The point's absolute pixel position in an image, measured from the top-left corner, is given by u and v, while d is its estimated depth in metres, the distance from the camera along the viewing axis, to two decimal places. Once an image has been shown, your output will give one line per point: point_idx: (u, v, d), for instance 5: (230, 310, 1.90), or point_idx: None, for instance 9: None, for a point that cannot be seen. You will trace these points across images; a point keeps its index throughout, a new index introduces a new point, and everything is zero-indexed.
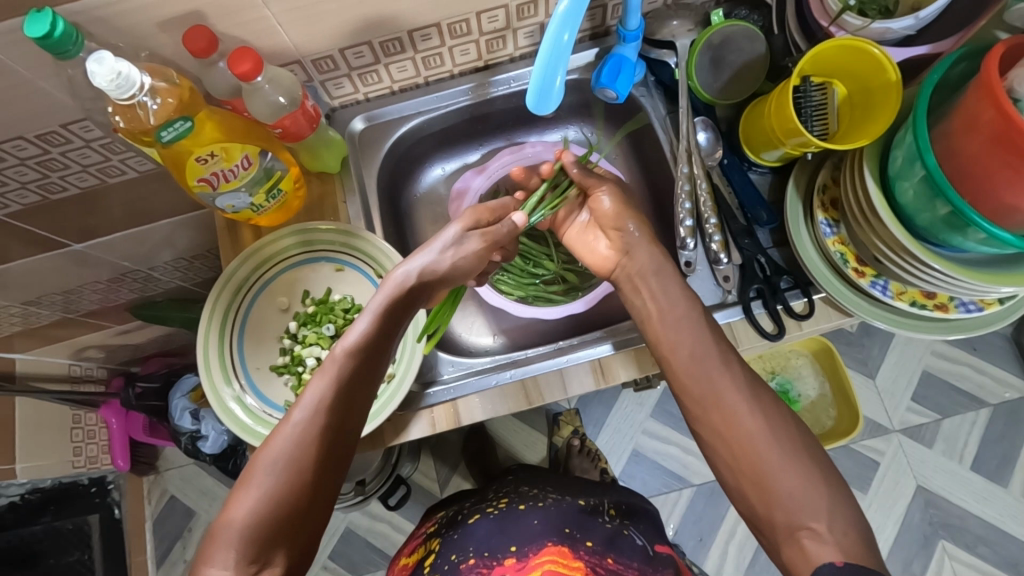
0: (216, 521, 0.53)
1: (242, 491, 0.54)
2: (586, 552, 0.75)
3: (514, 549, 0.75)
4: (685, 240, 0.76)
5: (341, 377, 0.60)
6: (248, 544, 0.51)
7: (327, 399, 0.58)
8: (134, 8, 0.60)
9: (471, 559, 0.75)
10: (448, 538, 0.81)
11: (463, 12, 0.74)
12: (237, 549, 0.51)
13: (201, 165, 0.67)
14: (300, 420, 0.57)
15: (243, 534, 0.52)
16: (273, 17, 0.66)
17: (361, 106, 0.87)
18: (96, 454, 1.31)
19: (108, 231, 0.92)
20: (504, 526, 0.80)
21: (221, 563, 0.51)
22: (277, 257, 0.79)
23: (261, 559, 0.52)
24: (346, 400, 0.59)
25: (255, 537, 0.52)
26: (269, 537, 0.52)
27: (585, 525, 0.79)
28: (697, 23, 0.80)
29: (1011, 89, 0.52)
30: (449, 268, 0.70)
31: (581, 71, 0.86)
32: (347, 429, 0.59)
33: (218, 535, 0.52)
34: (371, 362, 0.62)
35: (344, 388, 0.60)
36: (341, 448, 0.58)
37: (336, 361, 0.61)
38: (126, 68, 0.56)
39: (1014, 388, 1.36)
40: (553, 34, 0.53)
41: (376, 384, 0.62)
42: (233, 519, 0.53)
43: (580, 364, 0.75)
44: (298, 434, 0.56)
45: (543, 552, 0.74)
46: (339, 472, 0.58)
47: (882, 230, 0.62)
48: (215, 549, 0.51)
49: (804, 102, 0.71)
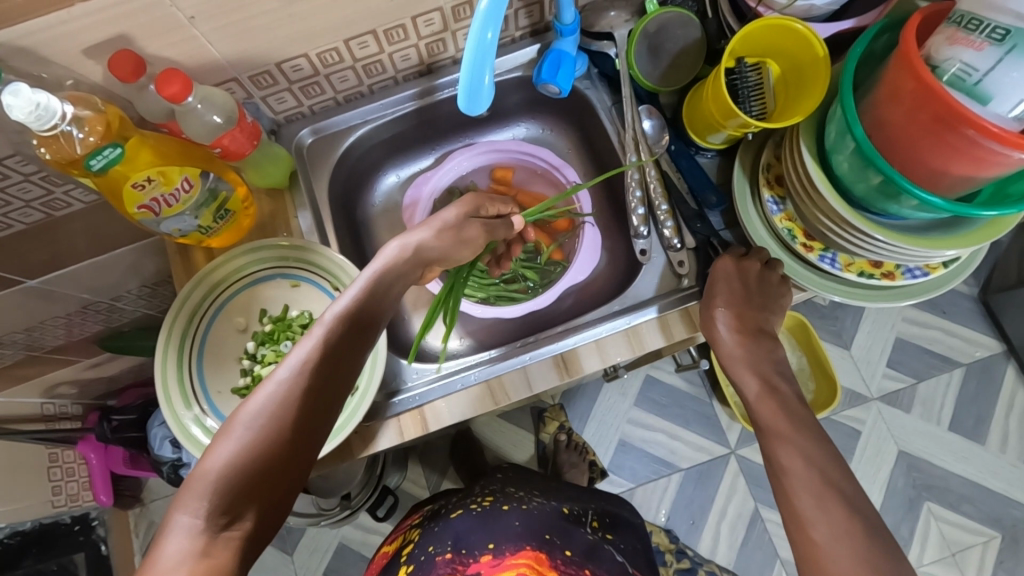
0: (189, 472, 0.49)
1: (220, 442, 0.51)
2: (563, 561, 0.75)
3: (492, 546, 0.75)
4: (639, 227, 0.78)
5: (330, 337, 0.58)
6: (220, 495, 0.48)
7: (313, 359, 0.56)
8: (55, 37, 0.58)
9: (448, 553, 0.75)
10: (429, 529, 0.81)
11: (399, 17, 0.74)
12: (209, 500, 0.47)
13: (138, 191, 0.66)
14: (289, 375, 0.55)
15: (218, 483, 0.48)
16: (201, 36, 0.65)
17: (307, 119, 0.86)
18: (75, 491, 1.30)
19: (60, 265, 0.90)
20: (486, 522, 0.79)
21: (192, 512, 0.47)
22: (232, 277, 0.77)
23: (231, 513, 0.48)
24: (336, 363, 0.57)
25: (228, 489, 0.48)
26: (243, 490, 0.49)
27: (565, 532, 0.80)
28: (634, 13, 0.80)
29: (929, 57, 0.53)
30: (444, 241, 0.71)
31: (523, 68, 0.86)
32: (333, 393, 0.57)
33: (191, 486, 0.48)
34: (360, 329, 0.61)
35: (333, 348, 0.58)
36: (325, 408, 0.55)
37: (326, 323, 0.59)
38: (45, 98, 0.55)
39: (983, 346, 1.40)
40: (477, 33, 0.51)
41: (365, 352, 0.60)
42: (208, 469, 0.49)
43: (544, 360, 0.75)
44: (283, 388, 0.53)
45: (520, 554, 0.74)
46: (321, 433, 0.55)
47: (822, 203, 0.63)
48: (185, 498, 0.47)
49: (741, 84, 0.71)
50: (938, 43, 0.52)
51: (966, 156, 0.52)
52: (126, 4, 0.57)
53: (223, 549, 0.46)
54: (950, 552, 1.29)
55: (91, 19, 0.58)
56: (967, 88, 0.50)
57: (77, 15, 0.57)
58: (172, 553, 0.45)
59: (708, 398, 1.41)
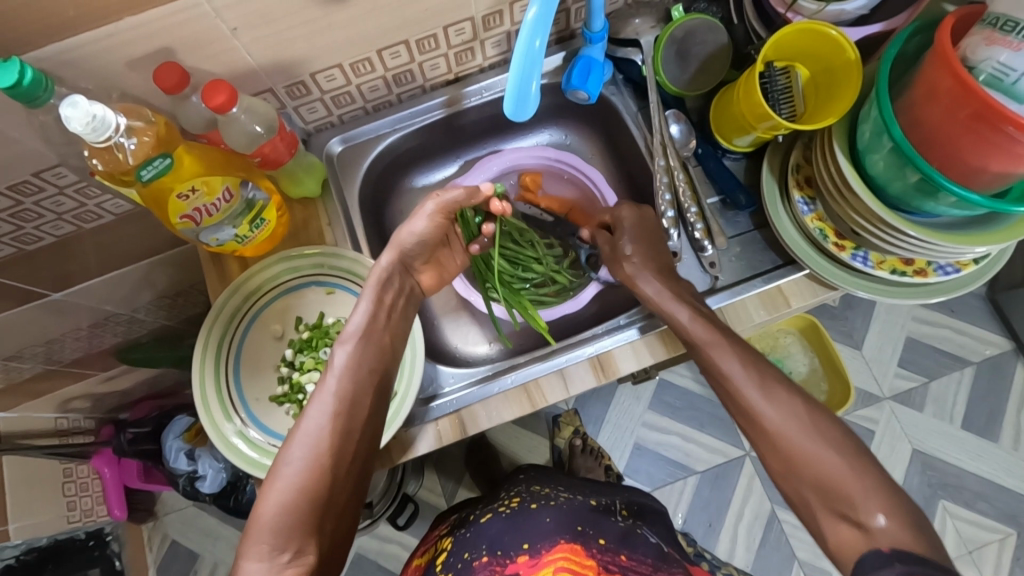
0: (246, 520, 0.55)
1: (268, 486, 0.57)
2: (598, 550, 0.74)
3: (527, 546, 0.75)
4: (669, 230, 0.79)
5: (345, 365, 0.65)
6: (277, 537, 0.54)
7: (339, 387, 0.64)
8: (104, 49, 0.59)
9: (485, 556, 0.75)
10: (460, 536, 0.82)
11: (429, 28, 0.75)
12: (268, 542, 0.54)
13: (183, 201, 0.66)
14: (319, 407, 0.62)
15: (273, 527, 0.54)
16: (241, 47, 0.66)
17: (336, 128, 0.87)
18: (90, 506, 1.29)
19: (86, 274, 0.90)
20: (516, 524, 0.79)
21: (256, 557, 0.53)
22: (269, 285, 0.78)
23: (292, 550, 0.54)
24: (352, 393, 0.64)
25: (282, 528, 0.54)
26: (297, 527, 0.55)
27: (597, 521, 0.80)
28: (659, 19, 0.82)
29: (965, 58, 0.54)
30: (415, 237, 0.74)
31: (549, 75, 0.88)
32: (358, 422, 0.63)
33: (250, 531, 0.55)
34: (371, 347, 0.67)
35: (347, 385, 0.64)
36: (353, 437, 0.62)
37: (338, 356, 0.66)
38: (101, 109, 0.55)
39: (995, 344, 1.41)
40: (525, 41, 0.53)
41: (379, 370, 0.67)
42: (263, 513, 0.55)
43: (580, 362, 0.76)
44: (315, 423, 0.60)
45: (555, 549, 0.74)
46: (351, 460, 0.61)
47: (857, 203, 0.65)
48: (249, 547, 0.54)
49: (770, 87, 0.73)
50: (974, 43, 0.53)
51: (1005, 154, 0.53)
52: (173, 17, 0.59)
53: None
54: (967, 550, 1.29)
55: (139, 32, 0.59)
56: (1005, 88, 0.52)
57: (126, 28, 0.58)
58: None
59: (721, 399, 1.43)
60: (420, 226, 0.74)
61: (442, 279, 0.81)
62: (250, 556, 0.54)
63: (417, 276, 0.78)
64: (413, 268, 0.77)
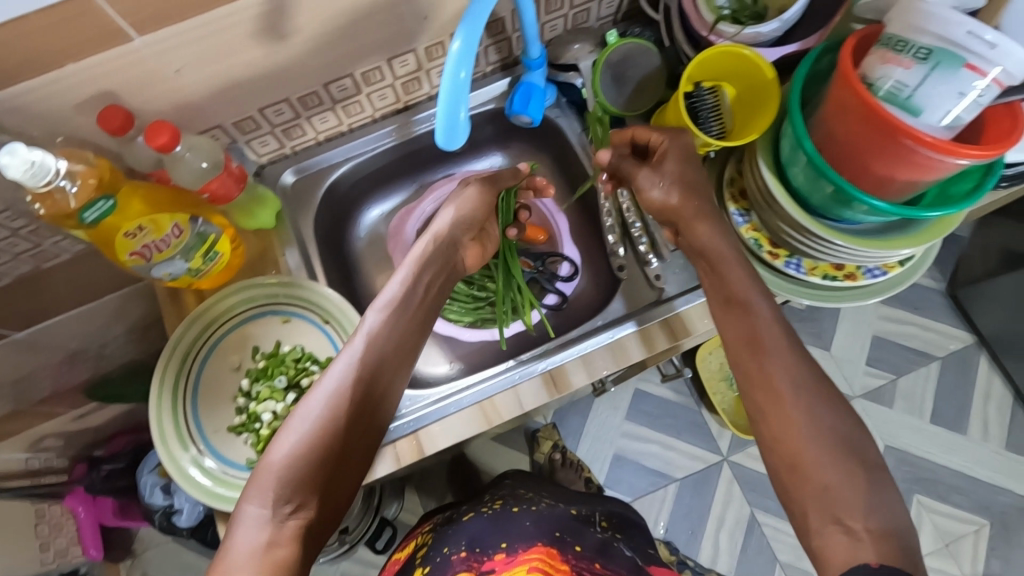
0: (255, 466, 0.57)
1: (280, 436, 0.58)
2: (574, 556, 0.76)
3: (505, 545, 0.76)
4: (615, 246, 0.83)
5: (375, 329, 0.66)
6: (283, 486, 0.55)
7: (366, 351, 0.64)
8: (46, 97, 0.61)
9: (463, 552, 0.76)
10: (442, 533, 0.82)
11: (375, 60, 0.78)
12: (274, 489, 0.55)
13: (130, 239, 0.67)
14: (343, 368, 0.63)
15: (280, 477, 0.56)
16: (187, 88, 0.68)
17: (290, 159, 0.89)
18: (65, 546, 1.25)
19: (48, 312, 0.91)
20: (498, 524, 0.80)
21: (259, 503, 0.55)
22: (224, 316, 0.79)
23: (293, 503, 0.55)
24: (378, 359, 0.65)
25: (288, 480, 0.56)
26: (302, 481, 0.56)
27: (576, 531, 0.81)
28: (596, 44, 0.86)
29: (865, 76, 0.57)
30: (458, 216, 0.78)
31: (496, 100, 0.91)
32: (379, 388, 0.64)
33: (256, 478, 0.56)
34: (403, 317, 0.69)
35: (374, 349, 0.65)
36: (371, 401, 0.63)
37: (369, 320, 0.67)
38: (40, 156, 0.57)
39: (958, 339, 1.45)
40: (451, 73, 0.55)
41: (409, 340, 0.68)
42: (273, 461, 0.57)
43: (533, 379, 0.78)
44: (336, 382, 0.61)
45: (532, 549, 0.75)
46: (364, 423, 0.62)
47: (783, 213, 0.68)
48: (254, 491, 0.55)
49: (700, 106, 0.75)
50: (873, 61, 0.56)
51: (909, 164, 0.57)
52: (113, 61, 0.61)
53: (288, 531, 0.54)
54: (944, 543, 1.32)
55: (81, 78, 0.61)
56: (901, 102, 0.55)
57: (67, 75, 0.60)
58: (243, 539, 0.53)
59: (697, 406, 1.45)
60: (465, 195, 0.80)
61: (482, 257, 0.83)
62: (253, 500, 0.55)
63: (464, 252, 0.80)
64: (458, 246, 0.78)
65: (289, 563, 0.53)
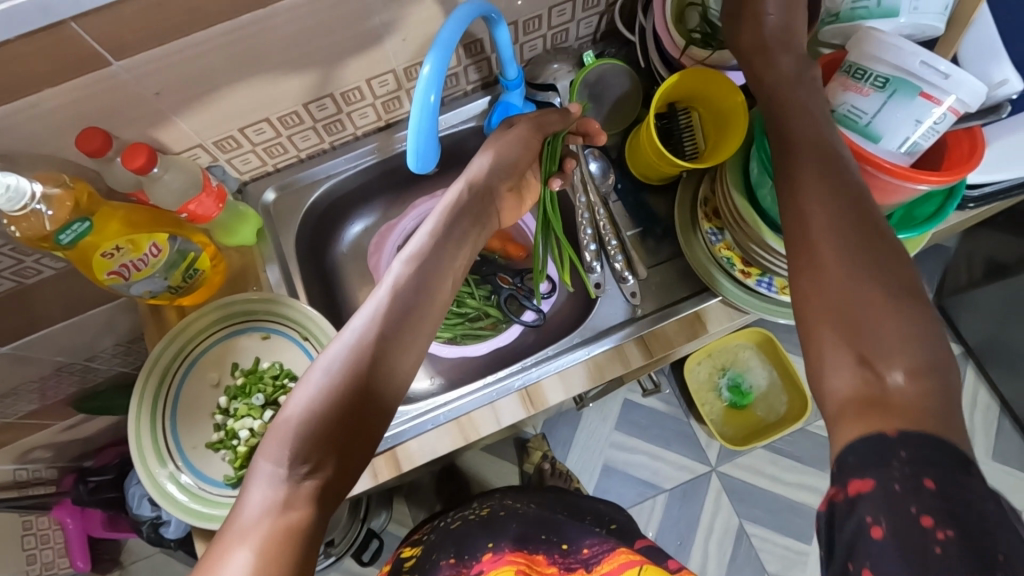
0: (272, 423, 0.53)
1: (298, 392, 0.55)
2: (561, 556, 0.78)
3: (492, 546, 0.77)
4: (592, 263, 0.83)
5: (398, 283, 0.63)
6: (300, 442, 0.51)
7: (389, 304, 0.61)
8: (24, 121, 0.62)
9: (452, 558, 0.76)
10: (429, 541, 0.82)
11: (355, 80, 0.79)
12: (291, 445, 0.51)
13: (108, 259, 0.69)
14: (365, 322, 0.59)
15: (297, 432, 0.51)
16: (166, 109, 0.69)
17: (273, 176, 0.90)
18: (51, 558, 1.26)
19: (33, 329, 0.91)
20: (485, 527, 0.81)
21: (275, 461, 0.50)
22: (203, 333, 0.79)
23: (310, 463, 0.51)
24: (401, 311, 0.61)
25: (304, 436, 0.51)
26: (319, 438, 0.52)
27: (561, 527, 0.83)
28: (575, 64, 0.88)
29: (828, 103, 0.59)
30: (494, 164, 0.76)
31: (475, 118, 0.92)
32: (405, 341, 0.60)
33: (273, 435, 0.52)
34: (427, 271, 0.65)
35: (398, 304, 0.61)
36: (398, 356, 0.59)
37: (394, 276, 0.64)
38: (14, 179, 0.58)
39: None
40: (421, 96, 0.57)
41: (435, 295, 0.65)
42: (289, 416, 0.53)
43: (510, 396, 0.78)
44: (358, 335, 0.58)
45: (518, 550, 0.76)
46: (391, 379, 0.58)
47: (752, 234, 0.69)
48: (270, 447, 0.51)
49: (673, 127, 0.79)
50: (835, 89, 0.58)
51: (872, 188, 0.58)
52: (90, 86, 0.62)
53: (303, 494, 0.49)
54: None
55: (58, 103, 0.62)
56: (861, 128, 0.57)
57: (44, 100, 0.60)
58: (258, 498, 0.49)
59: (685, 416, 1.45)
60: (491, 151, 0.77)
61: (517, 211, 0.82)
62: (269, 458, 0.51)
63: (499, 203, 0.78)
64: (491, 199, 0.76)
65: (302, 527, 0.48)
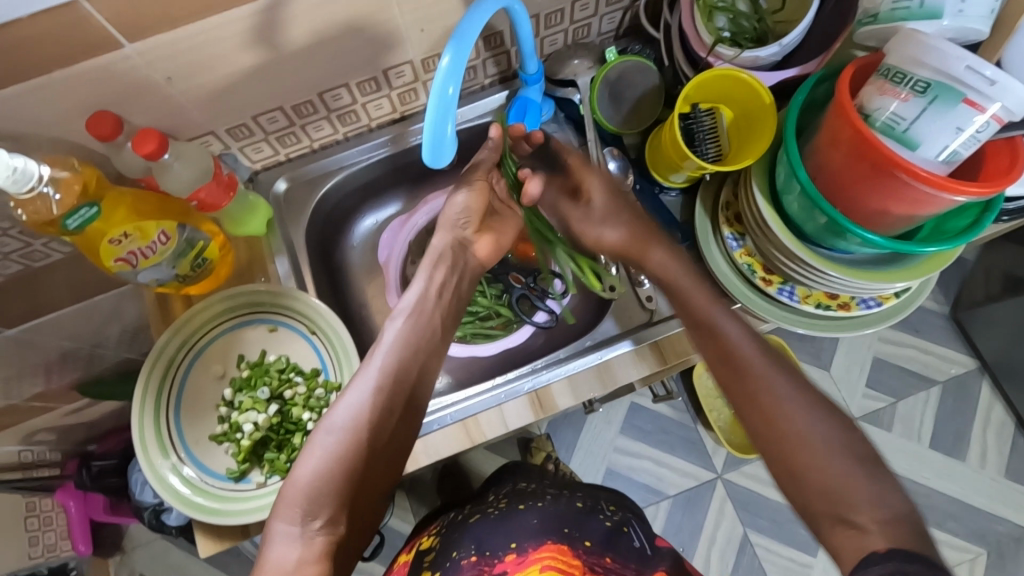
0: (282, 483, 0.56)
1: (307, 453, 0.57)
2: (584, 551, 0.70)
3: (514, 546, 0.70)
4: (608, 265, 0.81)
5: (393, 342, 0.67)
6: (310, 501, 0.54)
7: (388, 362, 0.65)
8: (33, 103, 0.60)
9: (473, 556, 0.70)
10: (447, 536, 0.76)
11: (371, 70, 0.77)
12: (301, 504, 0.54)
13: (115, 246, 0.67)
14: (365, 381, 0.63)
15: (308, 492, 0.54)
16: (177, 96, 0.68)
17: (284, 166, 0.88)
18: (54, 541, 1.25)
19: (39, 312, 0.90)
20: (502, 523, 0.74)
21: (288, 520, 0.53)
22: (209, 325, 0.78)
23: (321, 521, 0.54)
24: (398, 368, 0.64)
25: (315, 494, 0.54)
26: (328, 495, 0.55)
27: (581, 522, 0.75)
28: (596, 60, 0.85)
29: (862, 107, 0.56)
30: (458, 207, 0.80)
31: (492, 114, 0.90)
32: (403, 396, 0.63)
33: (284, 495, 0.55)
34: (421, 329, 0.69)
35: (395, 363, 0.65)
36: (399, 413, 0.62)
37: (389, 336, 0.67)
38: (21, 162, 0.57)
39: (960, 363, 1.43)
40: (439, 88, 0.55)
41: (428, 352, 0.68)
42: (299, 477, 0.56)
43: (519, 398, 0.77)
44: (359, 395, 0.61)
45: (542, 548, 0.69)
46: (394, 436, 0.61)
47: (776, 241, 0.66)
48: (282, 507, 0.54)
49: (696, 128, 0.76)
50: (870, 93, 0.55)
51: (903, 198, 0.55)
52: (101, 70, 0.60)
53: (317, 548, 0.52)
54: None
55: (69, 86, 0.60)
56: (897, 135, 0.54)
57: (54, 82, 0.59)
58: (276, 557, 0.52)
59: (692, 422, 1.42)
60: (461, 196, 0.81)
61: (497, 247, 0.82)
62: (282, 517, 0.54)
63: (474, 246, 0.80)
64: (468, 246, 0.80)
65: None
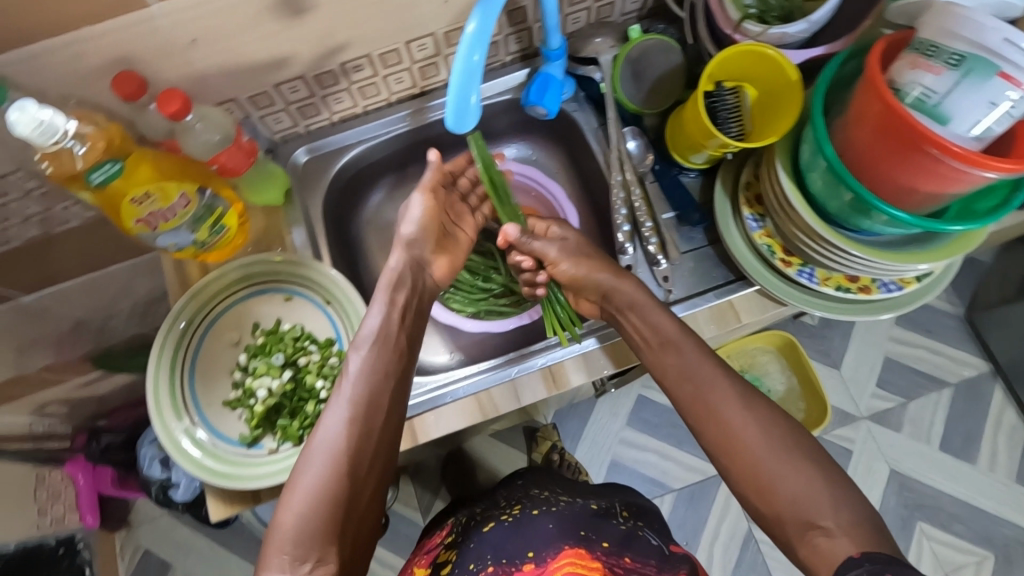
0: (268, 528, 0.58)
1: (288, 498, 0.59)
2: (603, 553, 0.70)
3: (532, 555, 0.70)
4: (624, 244, 0.80)
5: (359, 370, 0.66)
6: (297, 546, 0.57)
7: (358, 390, 0.64)
8: (61, 59, 0.61)
9: (491, 567, 0.70)
10: (462, 542, 0.75)
11: (392, 41, 0.77)
12: (288, 551, 0.56)
13: (136, 206, 0.67)
14: (337, 414, 0.63)
15: (294, 538, 0.57)
16: (200, 59, 0.68)
17: (303, 138, 0.89)
18: (61, 513, 1.18)
19: (57, 276, 0.91)
20: (519, 530, 0.73)
21: (278, 566, 0.56)
22: (225, 291, 0.78)
23: (311, 561, 0.57)
24: (368, 396, 0.64)
25: (301, 538, 0.57)
26: (314, 537, 0.57)
27: (598, 524, 0.74)
28: (618, 39, 0.85)
29: (892, 82, 0.56)
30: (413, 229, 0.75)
31: (513, 90, 0.90)
32: (377, 423, 0.64)
33: (272, 539, 0.58)
34: (388, 351, 0.68)
35: (364, 391, 0.64)
36: (373, 440, 0.63)
37: (354, 363, 0.66)
38: (49, 115, 0.57)
39: (972, 365, 1.42)
40: (464, 55, 0.55)
41: (397, 373, 0.67)
42: (284, 521, 0.58)
43: (532, 373, 0.76)
44: (332, 430, 0.62)
45: (561, 555, 0.69)
46: (372, 465, 0.62)
47: (799, 221, 0.66)
48: (271, 554, 0.57)
49: (719, 106, 0.75)
50: (901, 67, 0.55)
51: (932, 175, 0.55)
52: (128, 28, 0.61)
53: None
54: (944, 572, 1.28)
55: (97, 42, 0.61)
56: (928, 110, 0.54)
57: (83, 37, 0.60)
58: None
59: None
60: (415, 212, 0.76)
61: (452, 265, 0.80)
62: (271, 564, 0.57)
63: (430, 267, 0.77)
64: (425, 266, 0.76)
65: None
